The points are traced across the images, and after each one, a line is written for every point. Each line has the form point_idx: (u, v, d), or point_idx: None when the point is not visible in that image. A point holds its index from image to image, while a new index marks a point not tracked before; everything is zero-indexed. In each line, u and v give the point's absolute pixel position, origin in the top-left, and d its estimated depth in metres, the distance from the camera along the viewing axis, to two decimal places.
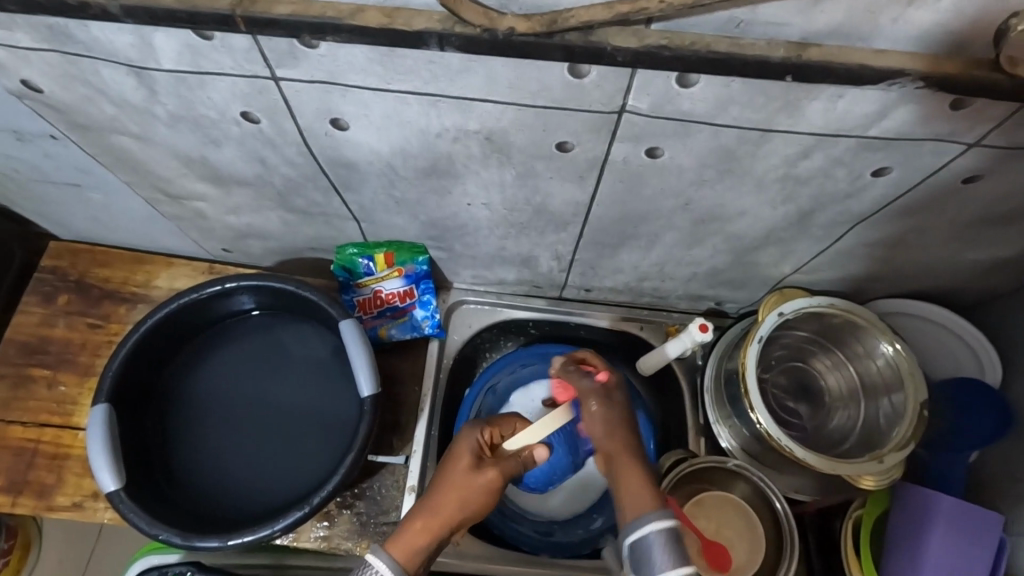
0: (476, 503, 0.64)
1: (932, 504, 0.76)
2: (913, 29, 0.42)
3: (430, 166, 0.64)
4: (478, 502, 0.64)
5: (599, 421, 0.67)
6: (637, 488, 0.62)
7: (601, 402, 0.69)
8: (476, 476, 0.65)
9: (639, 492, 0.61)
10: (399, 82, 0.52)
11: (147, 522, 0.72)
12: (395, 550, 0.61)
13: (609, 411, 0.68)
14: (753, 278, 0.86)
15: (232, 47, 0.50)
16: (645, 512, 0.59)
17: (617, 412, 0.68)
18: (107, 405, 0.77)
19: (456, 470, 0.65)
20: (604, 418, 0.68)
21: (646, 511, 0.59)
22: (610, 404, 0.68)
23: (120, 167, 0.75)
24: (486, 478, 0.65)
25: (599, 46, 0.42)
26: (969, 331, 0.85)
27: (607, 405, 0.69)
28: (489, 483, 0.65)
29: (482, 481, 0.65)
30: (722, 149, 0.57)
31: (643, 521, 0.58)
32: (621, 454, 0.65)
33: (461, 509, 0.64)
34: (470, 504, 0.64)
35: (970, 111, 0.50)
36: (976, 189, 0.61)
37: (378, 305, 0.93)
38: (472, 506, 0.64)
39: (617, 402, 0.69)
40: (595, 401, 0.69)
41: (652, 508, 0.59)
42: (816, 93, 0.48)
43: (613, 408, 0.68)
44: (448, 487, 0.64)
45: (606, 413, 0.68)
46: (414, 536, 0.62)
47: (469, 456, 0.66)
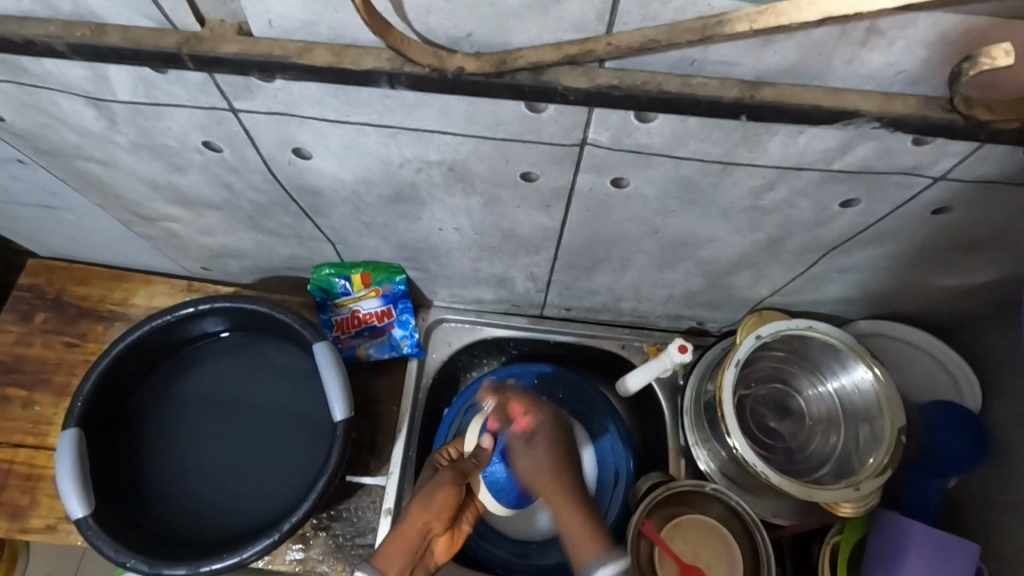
0: (440, 506, 0.74)
1: (907, 531, 0.75)
2: (870, 69, 0.42)
3: (396, 193, 0.64)
4: (442, 505, 0.74)
5: (532, 465, 0.76)
6: (585, 537, 0.70)
7: (535, 452, 0.76)
8: (441, 486, 0.76)
9: (587, 538, 0.70)
10: (357, 114, 0.52)
11: (115, 550, 0.71)
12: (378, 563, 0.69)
13: (548, 457, 0.76)
14: (732, 300, 0.85)
15: (187, 81, 0.50)
16: (592, 556, 0.68)
17: (554, 451, 0.77)
18: (77, 430, 0.76)
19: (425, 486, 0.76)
20: (537, 463, 0.76)
21: (594, 561, 0.68)
22: (552, 450, 0.77)
23: (89, 190, 0.74)
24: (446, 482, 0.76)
25: (549, 85, 0.42)
26: (942, 349, 0.86)
27: (547, 450, 0.76)
28: (450, 494, 0.75)
29: (447, 489, 0.76)
30: (685, 180, 0.56)
31: (595, 567, 0.67)
32: (560, 498, 0.74)
33: (429, 521, 0.73)
34: (438, 510, 0.73)
35: (932, 147, 0.49)
36: (945, 219, 0.61)
37: (356, 324, 0.92)
38: (438, 515, 0.74)
39: (542, 441, 0.77)
40: (520, 446, 0.77)
41: (602, 552, 0.68)
42: (776, 128, 0.48)
43: (548, 445, 0.77)
44: (415, 504, 0.74)
45: (542, 462, 0.76)
46: (393, 548, 0.70)
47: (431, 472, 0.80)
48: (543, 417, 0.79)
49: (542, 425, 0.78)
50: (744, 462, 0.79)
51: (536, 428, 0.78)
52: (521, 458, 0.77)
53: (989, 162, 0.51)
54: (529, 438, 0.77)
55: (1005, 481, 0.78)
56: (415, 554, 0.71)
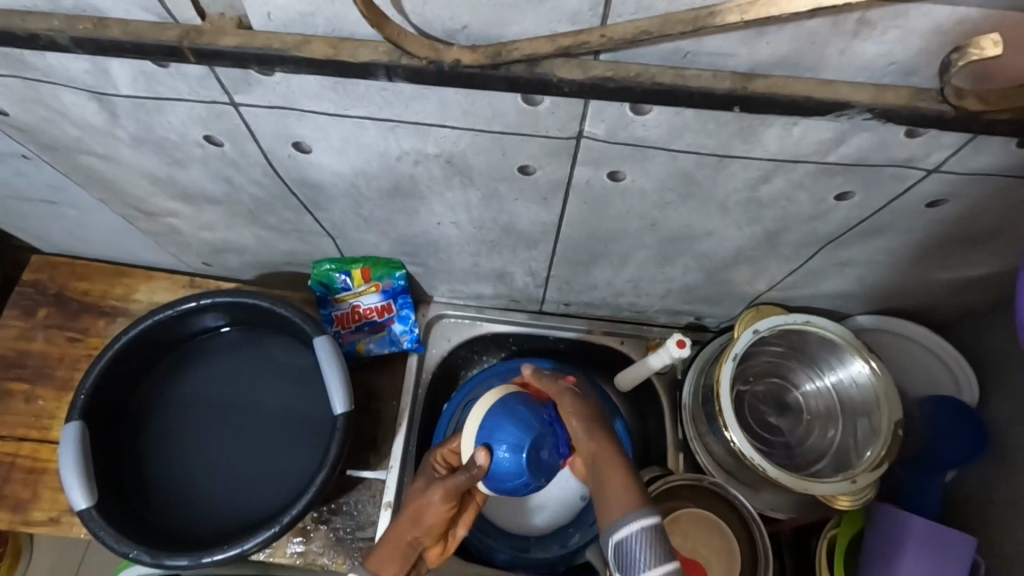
0: (430, 523, 0.65)
1: (906, 526, 0.75)
2: (862, 60, 0.42)
3: (395, 187, 0.64)
4: (434, 517, 0.65)
5: (574, 439, 0.64)
6: (618, 484, 0.58)
7: (574, 413, 0.65)
8: (427, 499, 0.65)
9: (618, 491, 0.57)
10: (356, 108, 0.52)
11: (118, 542, 0.72)
12: (372, 563, 0.66)
13: (580, 424, 0.64)
14: (730, 295, 0.85)
15: (187, 74, 0.50)
16: (626, 506, 0.56)
17: (587, 419, 0.65)
18: (80, 423, 0.77)
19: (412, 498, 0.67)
20: (577, 427, 0.64)
21: (623, 514, 0.55)
22: (585, 413, 0.65)
23: (91, 185, 0.75)
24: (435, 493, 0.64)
25: (544, 77, 0.43)
26: (937, 341, 0.87)
27: (583, 413, 0.65)
28: (439, 509, 0.64)
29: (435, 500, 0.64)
30: (681, 173, 0.57)
31: (628, 518, 0.55)
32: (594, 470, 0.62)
33: (419, 534, 0.66)
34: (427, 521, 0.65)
35: (925, 139, 0.50)
36: (940, 212, 0.61)
37: (356, 319, 0.93)
38: (430, 530, 0.66)
39: (574, 408, 0.65)
40: (562, 404, 0.66)
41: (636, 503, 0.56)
42: (770, 121, 0.48)
43: (580, 420, 0.65)
44: (402, 517, 0.66)
45: (579, 423, 0.64)
46: (387, 554, 0.65)
47: (420, 483, 0.69)
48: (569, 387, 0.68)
49: (566, 394, 0.67)
50: (742, 455, 0.80)
51: (564, 398, 0.67)
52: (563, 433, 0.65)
53: (983, 154, 0.51)
54: (567, 398, 0.66)
55: (1002, 474, 0.78)
56: (409, 557, 0.67)
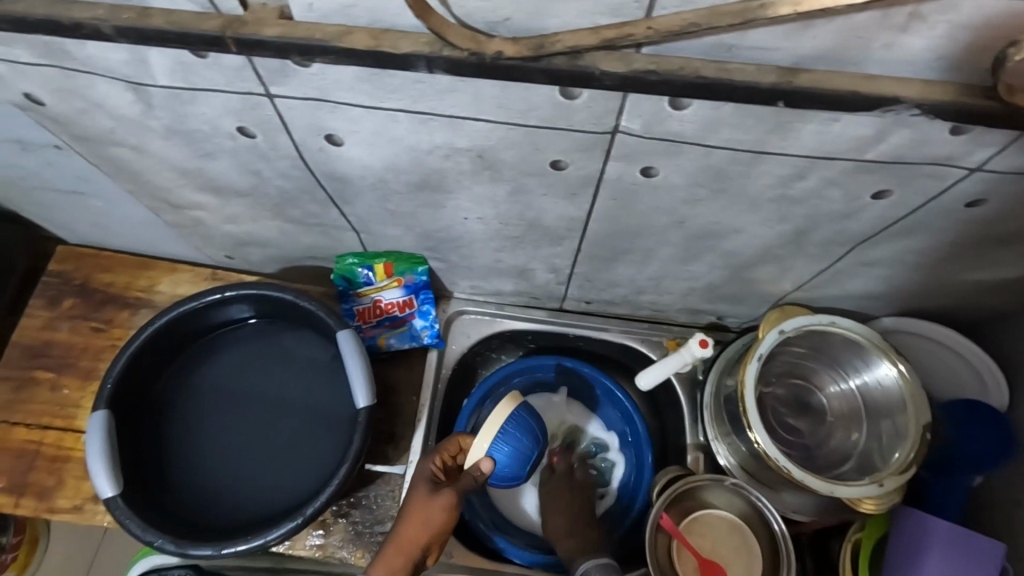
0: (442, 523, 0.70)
1: (931, 529, 0.75)
2: (910, 54, 0.41)
3: (424, 181, 0.64)
4: (444, 513, 0.70)
5: (560, 509, 0.86)
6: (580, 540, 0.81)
7: (559, 482, 0.90)
8: (435, 507, 0.70)
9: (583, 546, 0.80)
10: (391, 100, 0.52)
11: (143, 530, 0.73)
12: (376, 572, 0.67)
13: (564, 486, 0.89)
14: (754, 295, 0.85)
15: (225, 65, 0.51)
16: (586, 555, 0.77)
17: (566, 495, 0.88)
18: (106, 412, 0.78)
19: (417, 494, 0.71)
20: (563, 500, 0.87)
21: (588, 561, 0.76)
22: (572, 494, 0.88)
23: (121, 177, 0.76)
24: (447, 498, 0.70)
25: (585, 69, 0.43)
26: (962, 343, 0.85)
27: (568, 488, 0.89)
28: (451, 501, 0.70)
29: (447, 500, 0.70)
30: (715, 170, 0.56)
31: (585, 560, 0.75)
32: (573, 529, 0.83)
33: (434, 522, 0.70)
34: (436, 525, 0.70)
35: (969, 136, 0.49)
36: (977, 212, 0.60)
37: (377, 314, 0.93)
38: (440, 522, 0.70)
39: (574, 492, 0.88)
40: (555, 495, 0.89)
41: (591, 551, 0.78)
42: (810, 116, 0.48)
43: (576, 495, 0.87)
44: (409, 518, 0.70)
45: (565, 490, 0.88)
46: (392, 556, 0.68)
47: (425, 488, 0.71)
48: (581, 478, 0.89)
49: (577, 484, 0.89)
50: (766, 457, 0.79)
51: (573, 481, 0.89)
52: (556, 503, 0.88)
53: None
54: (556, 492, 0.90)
55: None
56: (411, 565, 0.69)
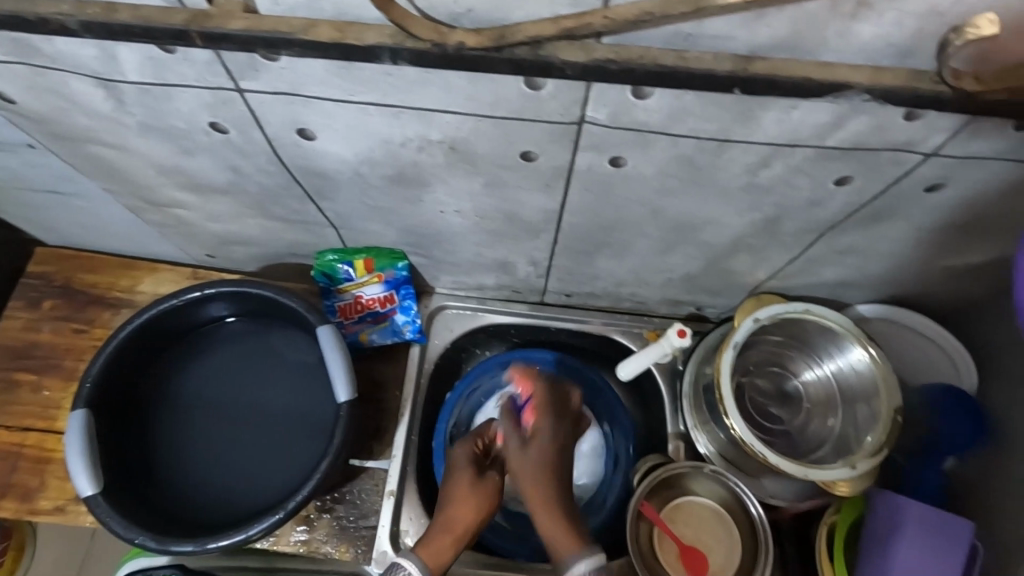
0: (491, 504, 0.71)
1: (903, 510, 0.76)
2: (861, 41, 0.43)
3: (400, 175, 0.65)
4: (490, 498, 0.71)
5: (524, 470, 0.67)
6: (561, 536, 0.62)
7: (526, 454, 0.67)
8: (487, 487, 0.71)
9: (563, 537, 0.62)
10: (362, 93, 0.53)
11: (124, 527, 0.73)
12: (425, 554, 0.64)
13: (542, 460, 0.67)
14: (730, 284, 0.86)
15: (194, 60, 0.51)
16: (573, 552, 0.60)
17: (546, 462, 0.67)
18: (85, 411, 0.78)
19: (461, 477, 0.71)
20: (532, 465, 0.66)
21: (568, 557, 0.60)
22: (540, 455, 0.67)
23: (98, 175, 0.76)
24: (494, 480, 0.72)
25: (547, 59, 0.44)
26: (931, 327, 0.87)
27: (545, 454, 0.67)
28: (496, 484, 0.72)
29: (492, 484, 0.72)
30: (684, 159, 0.57)
31: (574, 560, 0.59)
32: (540, 503, 0.65)
33: (483, 503, 0.70)
34: (483, 509, 0.70)
35: (924, 122, 0.50)
36: (939, 197, 0.62)
37: (359, 310, 0.94)
38: (488, 505, 0.70)
39: (541, 450, 0.67)
40: (516, 450, 0.68)
41: (580, 549, 0.60)
42: (770, 104, 0.49)
43: (544, 447, 0.67)
44: (462, 500, 0.69)
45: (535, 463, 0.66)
46: (440, 543, 0.66)
47: (471, 469, 0.71)
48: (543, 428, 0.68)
49: (544, 435, 0.68)
50: (742, 443, 0.81)
51: (538, 430, 0.69)
52: (514, 460, 0.68)
53: (981, 137, 0.52)
54: (515, 446, 0.68)
55: (999, 460, 0.79)
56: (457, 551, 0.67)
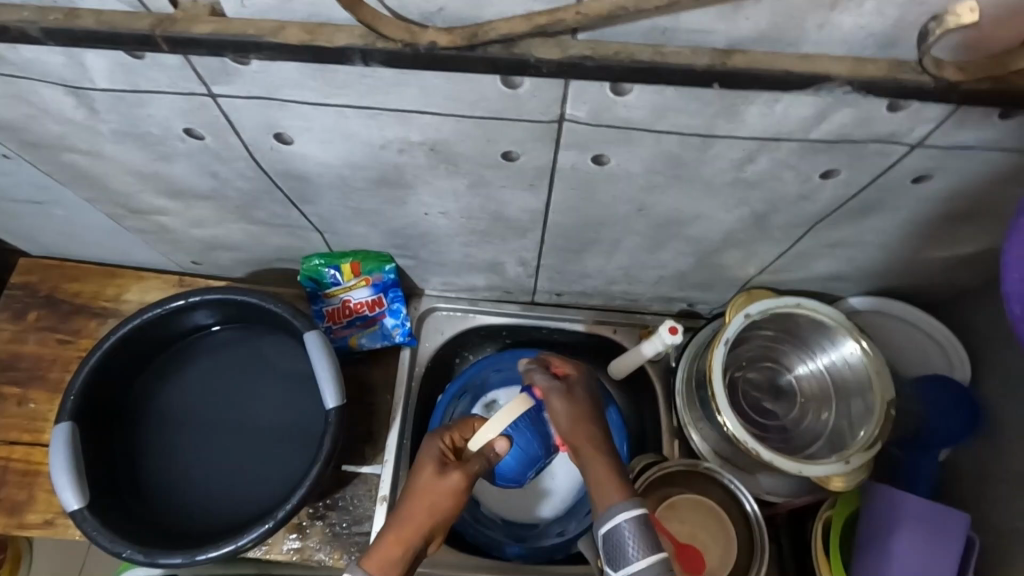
0: (452, 509, 0.65)
1: (901, 505, 0.76)
2: (841, 33, 0.42)
3: (381, 177, 0.64)
4: (452, 499, 0.65)
5: (564, 412, 0.68)
6: (604, 480, 0.63)
7: (566, 398, 0.69)
8: (443, 494, 0.64)
9: (607, 482, 0.63)
10: (336, 96, 0.52)
11: (111, 541, 0.72)
12: (372, 565, 0.62)
13: (577, 404, 0.69)
14: (721, 280, 0.85)
15: (165, 65, 0.50)
16: (614, 500, 0.61)
17: (581, 410, 0.68)
18: (71, 423, 0.77)
19: (424, 472, 0.66)
20: (570, 410, 0.68)
21: (614, 503, 0.61)
22: (578, 397, 0.69)
23: (77, 184, 0.75)
24: (456, 482, 0.65)
25: (522, 57, 0.43)
26: (923, 318, 0.87)
27: (576, 400, 0.69)
28: (459, 485, 0.65)
29: (454, 483, 0.65)
30: (666, 155, 0.56)
31: (615, 510, 0.60)
32: (580, 444, 0.67)
33: (440, 507, 0.64)
34: (444, 510, 0.65)
35: (908, 113, 0.49)
36: (927, 188, 0.61)
37: (348, 314, 0.93)
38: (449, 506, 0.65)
39: (582, 396, 0.70)
40: (556, 396, 0.69)
41: (621, 498, 0.61)
42: (751, 98, 0.48)
43: (586, 398, 0.70)
44: (418, 504, 0.64)
45: (572, 406, 0.68)
46: (389, 550, 0.62)
47: (432, 468, 0.65)
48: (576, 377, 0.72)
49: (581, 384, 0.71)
50: (735, 439, 0.80)
51: (572, 376, 0.72)
52: (553, 404, 0.69)
53: (967, 127, 0.51)
54: (557, 394, 0.69)
55: (994, 453, 0.78)
56: (411, 555, 0.63)
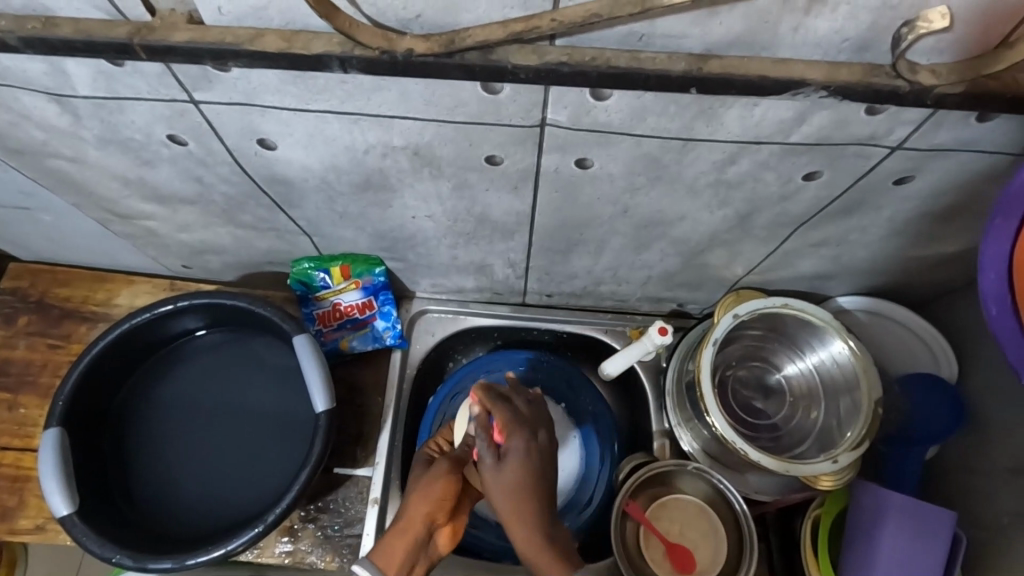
0: (440, 494, 0.67)
1: (885, 502, 0.76)
2: (816, 37, 0.42)
3: (365, 181, 0.64)
4: (443, 501, 0.67)
5: (499, 487, 0.61)
6: (544, 558, 0.61)
7: (518, 464, 0.62)
8: (433, 480, 0.68)
9: (544, 562, 0.61)
10: (317, 101, 0.52)
11: (101, 546, 0.72)
12: (379, 559, 0.62)
13: (517, 475, 0.61)
14: (709, 280, 0.85)
15: (145, 72, 0.50)
16: None
17: (532, 475, 0.62)
18: (59, 429, 0.77)
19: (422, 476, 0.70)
20: (516, 480, 0.61)
21: None
22: (529, 465, 0.62)
23: (63, 190, 0.75)
24: (440, 468, 0.69)
25: (499, 63, 0.43)
26: (909, 317, 0.87)
27: (516, 467, 0.62)
28: (450, 488, 0.68)
29: (444, 484, 0.67)
30: (649, 157, 0.57)
31: None
32: (517, 522, 0.62)
33: (435, 507, 0.67)
34: (436, 497, 0.67)
35: (885, 116, 0.50)
36: (909, 188, 0.61)
37: (338, 317, 0.93)
38: (440, 508, 0.67)
39: (526, 463, 0.62)
40: (490, 468, 0.62)
41: None
42: (730, 101, 0.48)
43: (524, 463, 0.62)
44: (414, 499, 0.67)
45: (512, 476, 0.61)
46: (394, 542, 0.63)
47: (421, 468, 0.70)
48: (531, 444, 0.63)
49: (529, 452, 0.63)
50: (724, 439, 0.80)
51: (511, 439, 0.63)
52: (496, 477, 0.62)
53: (945, 129, 0.52)
54: (518, 440, 0.63)
55: (979, 450, 0.79)
56: (415, 549, 0.64)
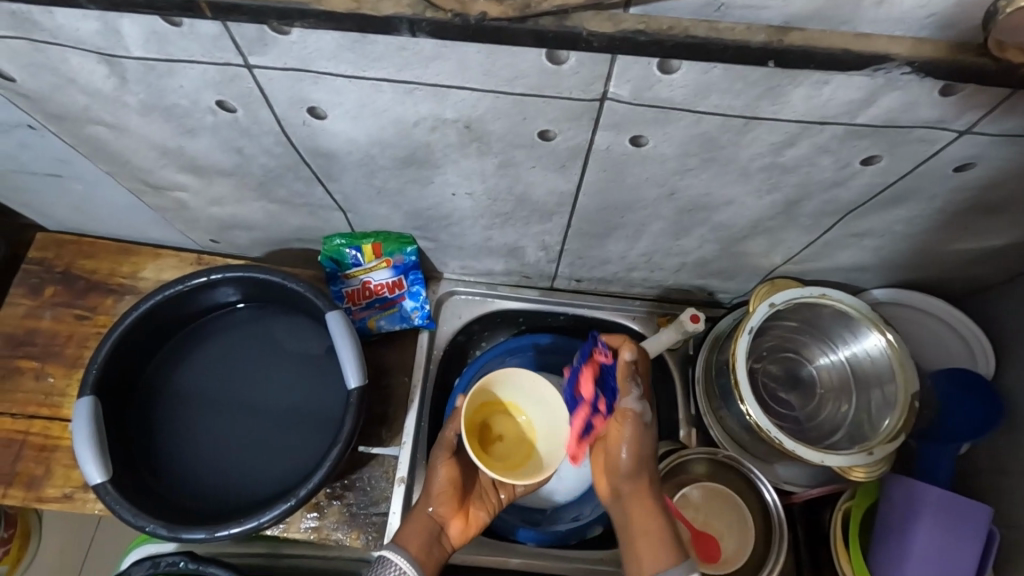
0: (434, 483, 0.75)
1: (919, 496, 0.76)
2: (899, 11, 0.41)
3: (410, 155, 0.63)
4: (443, 492, 0.75)
5: (629, 452, 0.72)
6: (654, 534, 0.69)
7: (630, 442, 0.72)
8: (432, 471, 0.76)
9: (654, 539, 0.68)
10: (373, 69, 0.51)
11: (134, 515, 0.72)
12: (397, 541, 0.71)
13: (634, 455, 0.72)
14: (745, 268, 0.84)
15: (201, 33, 0.49)
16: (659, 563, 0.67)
17: (639, 455, 0.72)
18: (93, 397, 0.76)
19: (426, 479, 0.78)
20: (634, 445, 0.72)
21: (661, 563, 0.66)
22: (643, 437, 0.73)
23: (99, 157, 0.74)
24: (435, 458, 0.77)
25: (573, 30, 0.42)
26: (949, 311, 0.86)
27: (635, 447, 0.72)
28: (448, 476, 0.75)
29: (442, 476, 0.75)
30: (705, 137, 0.55)
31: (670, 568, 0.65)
32: (637, 497, 0.71)
33: (432, 502, 0.74)
34: (432, 488, 0.75)
35: (959, 98, 0.49)
36: (968, 176, 0.60)
37: (367, 295, 0.92)
38: (444, 504, 0.74)
39: (638, 446, 0.72)
40: (627, 428, 0.72)
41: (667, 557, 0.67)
42: (801, 78, 0.47)
43: (639, 447, 0.72)
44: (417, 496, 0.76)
45: (632, 451, 0.72)
46: (405, 530, 0.72)
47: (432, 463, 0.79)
48: (632, 413, 0.72)
49: (627, 422, 0.72)
50: (758, 428, 0.79)
51: (629, 416, 0.72)
52: (621, 448, 0.72)
53: (1016, 114, 0.50)
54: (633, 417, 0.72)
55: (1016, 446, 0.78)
56: (425, 534, 0.71)
